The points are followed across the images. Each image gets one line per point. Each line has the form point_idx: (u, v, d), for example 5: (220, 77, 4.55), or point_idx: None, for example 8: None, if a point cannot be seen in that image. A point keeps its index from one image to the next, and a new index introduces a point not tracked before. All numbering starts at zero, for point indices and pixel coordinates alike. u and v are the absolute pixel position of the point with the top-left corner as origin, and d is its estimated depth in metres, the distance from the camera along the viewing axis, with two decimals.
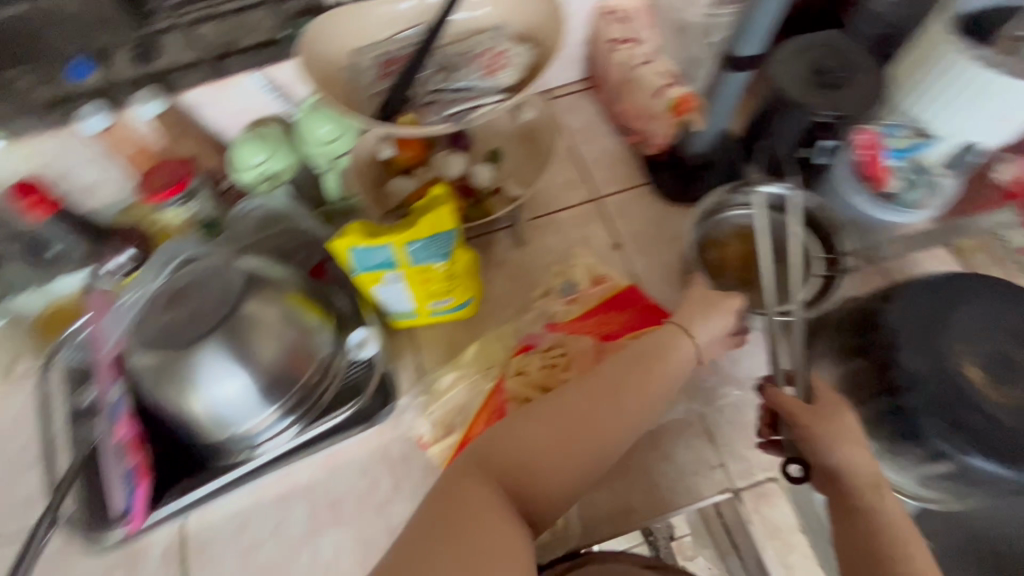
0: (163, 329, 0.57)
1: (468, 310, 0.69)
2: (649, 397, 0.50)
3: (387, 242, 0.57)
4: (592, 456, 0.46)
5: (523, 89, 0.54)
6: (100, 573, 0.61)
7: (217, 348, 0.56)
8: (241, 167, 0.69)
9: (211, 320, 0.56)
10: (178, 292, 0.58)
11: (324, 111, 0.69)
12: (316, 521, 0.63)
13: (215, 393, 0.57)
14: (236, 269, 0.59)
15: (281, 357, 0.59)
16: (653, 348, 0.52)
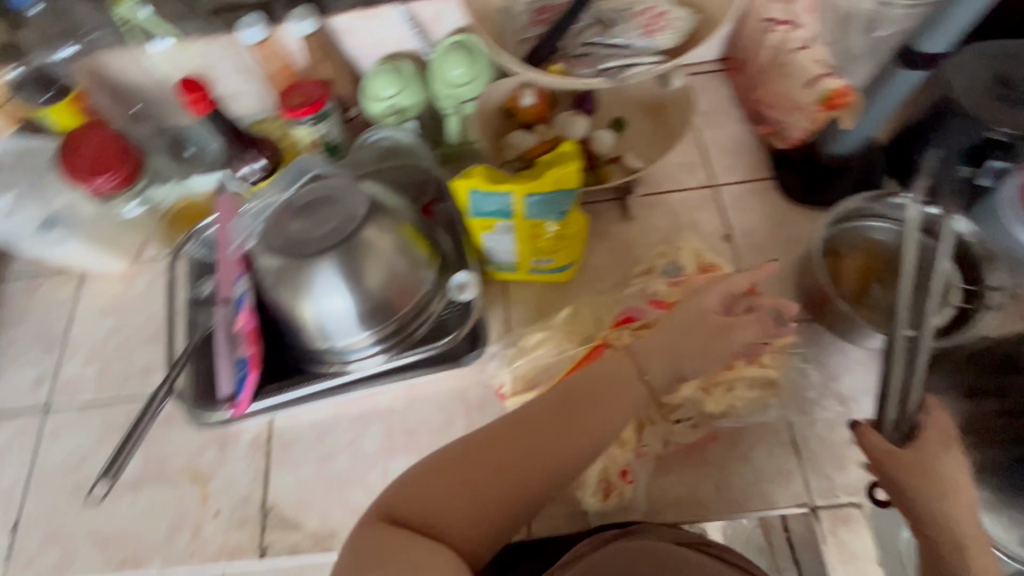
0: (289, 237, 0.60)
1: (565, 274, 0.69)
2: (584, 435, 0.49)
3: (509, 191, 0.57)
4: (522, 492, 0.46)
5: (681, 55, 0.52)
6: (196, 446, 0.67)
7: (335, 264, 0.59)
8: (372, 98, 0.71)
9: (334, 236, 0.59)
10: (305, 205, 0.61)
11: (461, 54, 0.69)
12: (390, 444, 0.65)
13: (326, 305, 0.60)
14: (360, 192, 0.62)
15: (389, 284, 0.61)
16: (599, 383, 0.52)
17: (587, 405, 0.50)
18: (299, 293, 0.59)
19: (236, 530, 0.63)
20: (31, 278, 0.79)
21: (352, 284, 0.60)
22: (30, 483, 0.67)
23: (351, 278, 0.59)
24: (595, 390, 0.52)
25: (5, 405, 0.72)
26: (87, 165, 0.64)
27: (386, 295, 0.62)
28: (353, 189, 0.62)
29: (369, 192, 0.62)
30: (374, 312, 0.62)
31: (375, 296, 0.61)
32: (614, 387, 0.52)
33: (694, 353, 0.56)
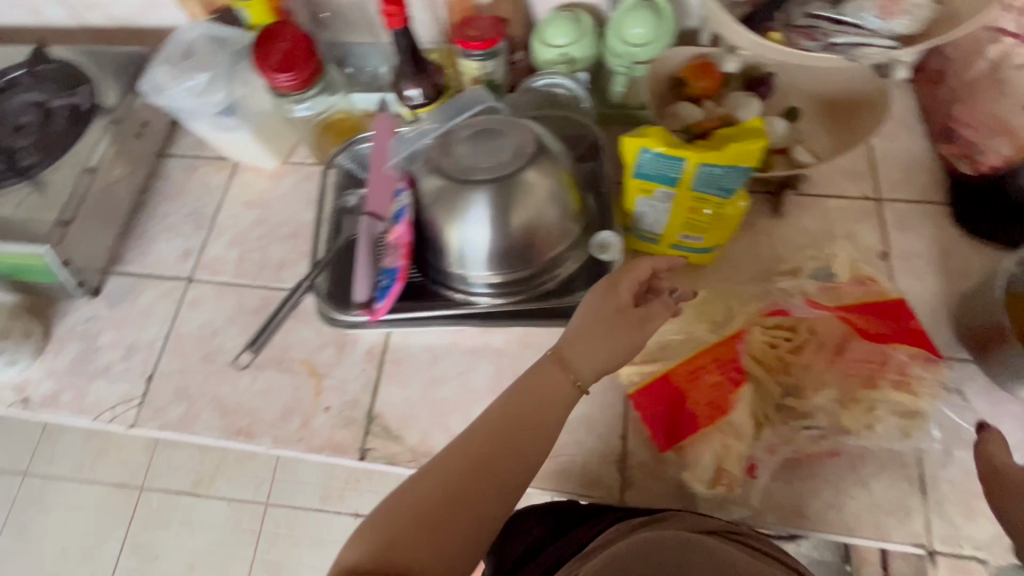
0: (451, 162, 0.61)
1: (705, 257, 0.66)
2: (532, 449, 0.50)
3: (683, 157, 0.55)
4: (477, 520, 0.45)
5: (916, 45, 0.49)
6: (316, 343, 0.71)
7: (492, 196, 0.59)
8: (544, 44, 0.71)
9: (495, 170, 0.60)
10: (472, 136, 0.62)
11: (645, 12, 0.67)
12: (497, 384, 0.67)
13: (474, 234, 0.61)
14: (527, 132, 0.62)
15: (536, 229, 0.61)
16: (534, 402, 0.52)
17: (544, 412, 0.51)
18: (451, 217, 0.61)
19: (341, 428, 0.66)
20: (190, 160, 0.85)
21: (502, 219, 0.60)
22: (167, 342, 0.74)
23: (503, 214, 0.60)
24: (534, 406, 0.52)
25: (155, 269, 0.78)
26: (277, 59, 0.66)
27: (531, 238, 0.62)
28: (521, 128, 0.62)
29: (535, 133, 0.62)
30: (516, 252, 0.62)
31: (521, 236, 0.61)
32: (545, 387, 0.53)
33: (603, 343, 0.54)
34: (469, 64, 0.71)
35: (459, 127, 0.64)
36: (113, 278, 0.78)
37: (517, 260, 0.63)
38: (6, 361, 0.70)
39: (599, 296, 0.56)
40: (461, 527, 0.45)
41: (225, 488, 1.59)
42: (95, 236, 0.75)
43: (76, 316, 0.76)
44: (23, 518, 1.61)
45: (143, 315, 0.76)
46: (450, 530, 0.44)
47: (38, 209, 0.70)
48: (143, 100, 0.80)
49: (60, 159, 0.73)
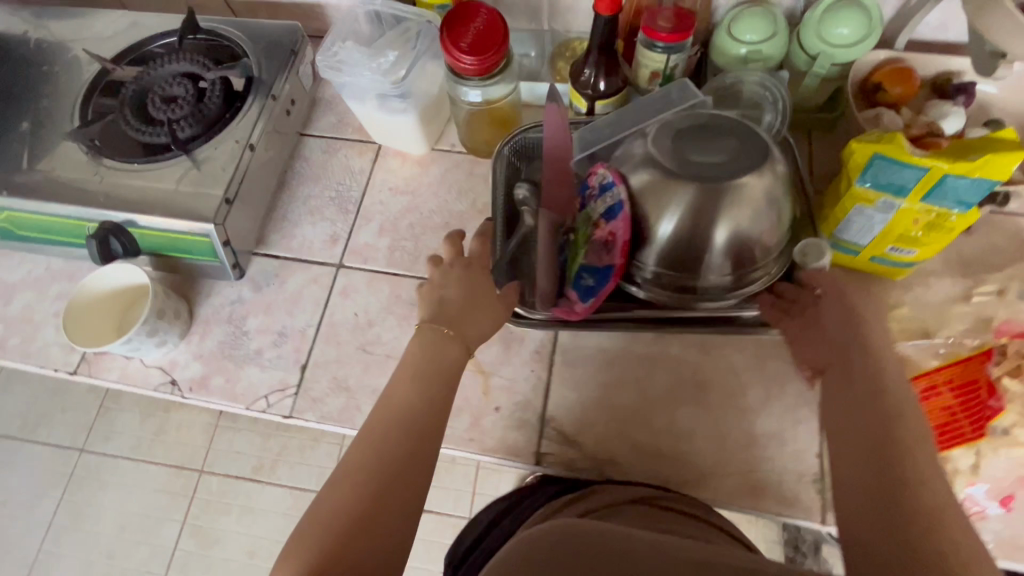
0: (660, 156, 0.59)
1: (905, 271, 0.63)
2: (439, 402, 0.53)
3: (927, 166, 0.52)
4: (410, 477, 0.48)
5: None
6: None
7: (703, 193, 0.57)
8: (734, 38, 0.68)
9: (717, 167, 0.57)
10: (681, 129, 0.60)
11: (857, 10, 0.63)
12: (678, 393, 0.64)
13: (681, 228, 0.59)
14: (742, 129, 0.59)
15: (752, 231, 0.58)
16: (431, 367, 0.54)
17: (446, 375, 0.54)
18: (657, 211, 0.59)
19: (514, 429, 0.64)
20: (331, 141, 0.82)
21: (714, 217, 0.57)
22: (319, 331, 0.71)
23: (714, 212, 0.57)
24: (432, 370, 0.54)
25: (301, 253, 0.75)
26: (468, 40, 0.63)
27: (739, 239, 0.58)
28: (736, 123, 0.60)
29: (751, 130, 0.59)
30: (721, 254, 0.59)
31: (730, 238, 0.58)
32: (445, 359, 0.55)
33: (488, 312, 0.58)
34: (654, 55, 0.68)
35: (664, 120, 0.62)
36: (259, 260, 0.75)
37: (721, 264, 0.60)
38: (158, 341, 0.68)
39: (474, 275, 0.59)
40: (398, 504, 0.46)
41: (287, 475, 1.56)
42: (247, 215, 0.72)
43: (221, 297, 0.73)
44: (78, 496, 1.57)
45: (292, 301, 0.73)
46: (396, 499, 0.46)
47: (200, 184, 0.67)
48: (293, 76, 0.77)
49: (220, 135, 0.70)
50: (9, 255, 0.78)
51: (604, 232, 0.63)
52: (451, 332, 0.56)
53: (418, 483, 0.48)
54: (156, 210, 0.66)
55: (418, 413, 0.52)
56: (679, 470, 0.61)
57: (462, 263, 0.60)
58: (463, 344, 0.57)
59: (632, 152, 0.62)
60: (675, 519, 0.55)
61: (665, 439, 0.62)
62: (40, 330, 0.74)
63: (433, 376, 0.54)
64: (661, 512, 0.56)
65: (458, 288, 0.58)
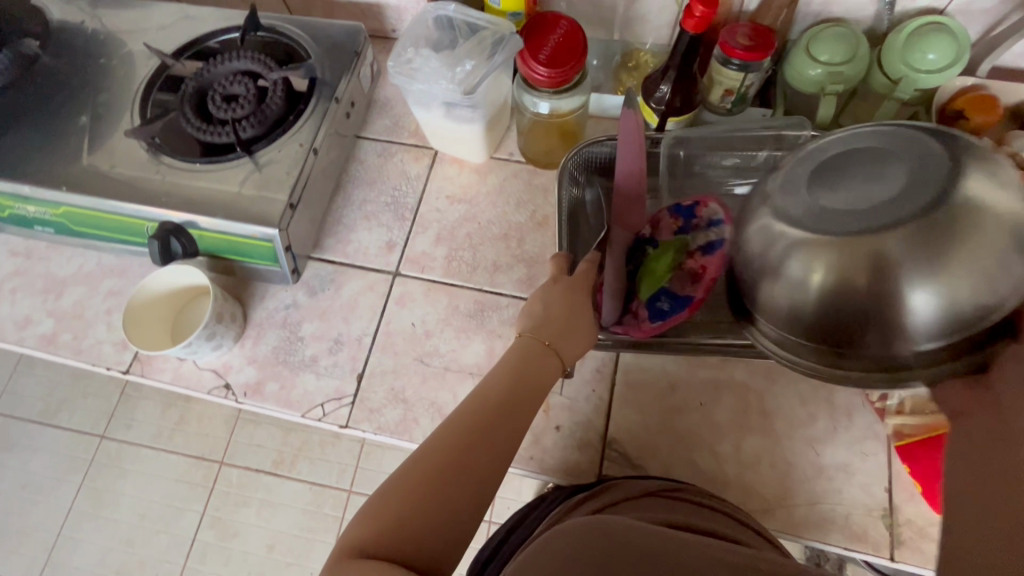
0: (820, 201, 0.48)
1: None
2: (529, 398, 0.53)
3: None
4: (487, 463, 0.48)
5: None
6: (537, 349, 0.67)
7: (898, 244, 0.44)
8: (813, 58, 0.67)
9: (903, 210, 0.45)
10: (835, 166, 0.49)
11: (946, 36, 0.62)
12: (744, 420, 0.63)
13: (868, 295, 0.46)
14: (924, 152, 0.47)
15: (973, 285, 0.44)
16: (523, 366, 0.55)
17: (538, 377, 0.55)
18: (820, 273, 0.47)
19: (575, 450, 0.63)
20: (386, 145, 0.81)
21: (913, 275, 0.44)
22: (375, 340, 0.70)
23: (913, 268, 0.44)
24: (525, 370, 0.54)
25: (356, 259, 0.74)
26: (546, 52, 0.62)
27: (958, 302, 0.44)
28: (911, 146, 0.48)
29: (939, 154, 0.46)
30: (932, 325, 0.45)
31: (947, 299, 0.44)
32: (541, 371, 0.55)
33: (585, 331, 0.58)
34: (730, 72, 0.67)
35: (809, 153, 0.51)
36: (314, 264, 0.74)
37: (931, 337, 0.46)
38: (214, 345, 0.67)
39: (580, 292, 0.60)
40: (472, 489, 0.46)
41: (307, 471, 1.54)
42: (306, 220, 0.71)
43: (275, 301, 0.72)
44: (98, 482, 1.56)
45: (347, 308, 0.72)
46: (469, 477, 0.46)
47: (264, 187, 0.66)
48: (354, 78, 0.76)
49: (282, 136, 0.69)
50: (61, 248, 0.77)
51: (694, 264, 0.64)
52: (548, 345, 0.57)
53: (494, 470, 0.48)
54: (219, 213, 0.65)
55: (510, 406, 0.52)
56: (745, 499, 0.60)
57: (563, 281, 0.60)
58: (561, 361, 0.57)
59: (773, 200, 0.51)
60: (714, 517, 0.52)
61: (730, 467, 0.61)
62: (92, 327, 0.73)
63: (527, 374, 0.54)
64: (694, 507, 0.53)
65: (563, 304, 0.58)
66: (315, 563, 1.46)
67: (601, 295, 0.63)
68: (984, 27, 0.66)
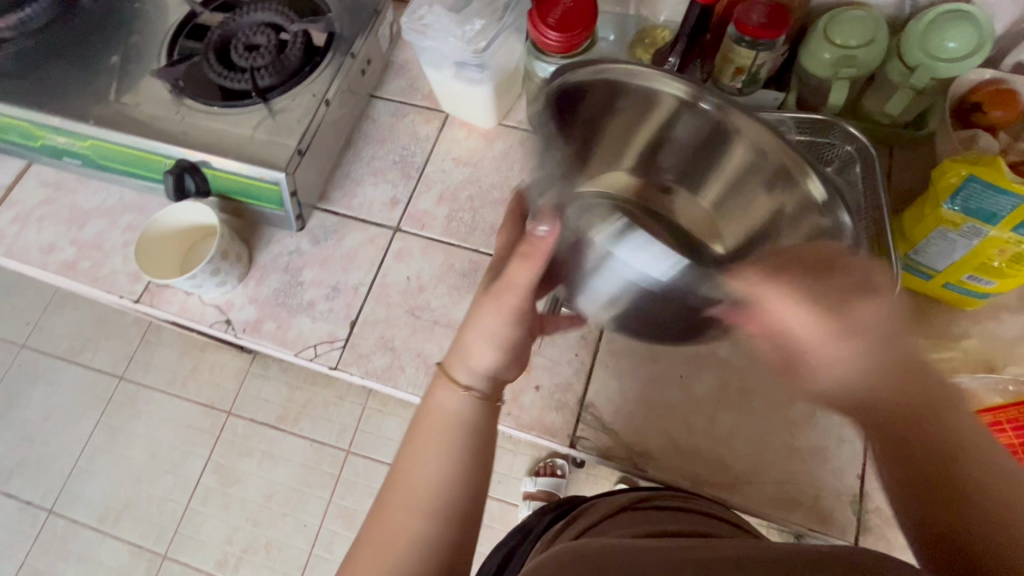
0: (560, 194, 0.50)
1: (976, 304, 0.61)
2: (462, 449, 0.50)
3: None
4: (431, 535, 0.46)
5: None
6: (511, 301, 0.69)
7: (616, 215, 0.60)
8: (828, 42, 0.66)
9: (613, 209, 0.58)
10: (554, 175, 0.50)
11: (967, 23, 0.60)
12: (722, 397, 0.63)
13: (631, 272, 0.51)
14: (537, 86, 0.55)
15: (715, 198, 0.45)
16: (443, 415, 0.51)
17: (461, 426, 0.50)
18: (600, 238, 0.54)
19: (553, 410, 0.64)
20: (399, 105, 0.83)
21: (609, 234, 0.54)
22: (371, 290, 0.72)
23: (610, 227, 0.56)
24: (445, 421, 0.50)
25: (361, 213, 0.77)
26: (556, 16, 0.62)
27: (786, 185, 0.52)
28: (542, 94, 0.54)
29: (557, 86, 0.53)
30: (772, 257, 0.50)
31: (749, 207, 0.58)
32: (459, 412, 0.51)
33: (487, 346, 0.52)
34: (743, 50, 0.66)
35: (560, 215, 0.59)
36: (320, 214, 0.76)
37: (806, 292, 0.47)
38: (219, 281, 0.70)
39: (503, 320, 0.52)
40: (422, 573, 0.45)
41: (309, 428, 1.59)
42: (315, 169, 0.74)
43: (280, 246, 0.75)
44: (114, 421, 1.64)
45: (347, 258, 0.74)
46: (414, 556, 0.45)
47: (275, 134, 0.69)
48: (371, 36, 0.78)
49: (297, 86, 0.72)
50: (87, 182, 0.81)
51: None
52: (458, 380, 0.52)
53: (441, 538, 0.47)
54: (231, 154, 0.68)
55: (440, 462, 0.49)
56: (715, 473, 0.60)
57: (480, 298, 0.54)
58: (469, 388, 0.52)
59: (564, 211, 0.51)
60: (687, 519, 0.52)
61: (703, 441, 0.62)
62: (109, 257, 0.77)
63: (448, 422, 0.50)
64: (665, 515, 0.53)
65: (485, 339, 0.52)
66: (309, 516, 1.52)
67: None
68: (1012, 20, 0.64)
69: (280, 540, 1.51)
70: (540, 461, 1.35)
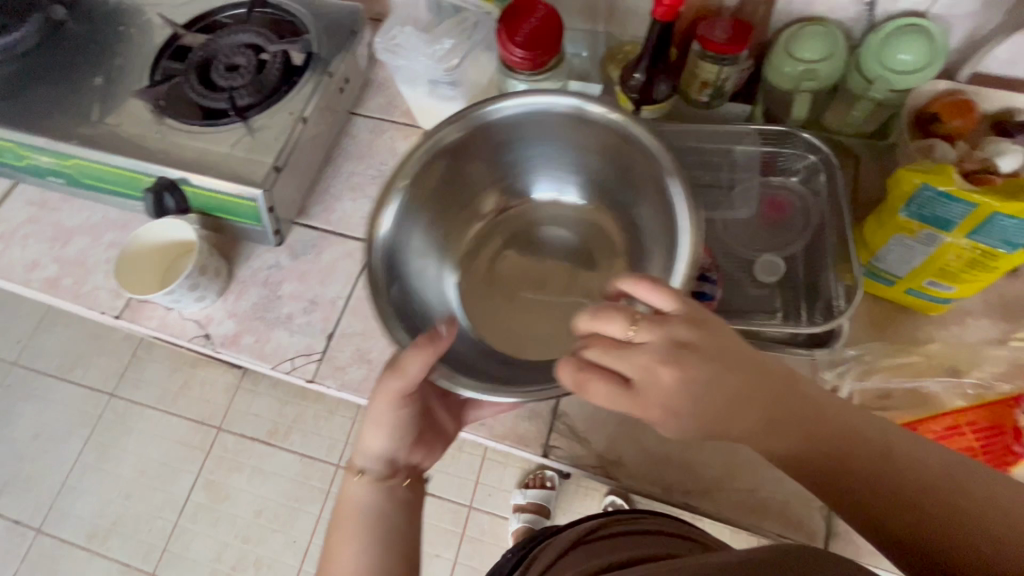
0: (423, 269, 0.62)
1: (941, 306, 0.62)
2: (376, 530, 0.50)
3: (977, 204, 0.51)
4: None
5: None
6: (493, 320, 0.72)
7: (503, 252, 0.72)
8: (789, 56, 0.67)
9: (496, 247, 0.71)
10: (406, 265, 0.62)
11: (920, 38, 0.62)
12: None
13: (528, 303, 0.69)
14: (380, 206, 0.61)
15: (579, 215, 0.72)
16: (349, 511, 0.51)
17: (365, 515, 0.50)
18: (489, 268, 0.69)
19: (526, 420, 0.65)
20: (378, 122, 0.84)
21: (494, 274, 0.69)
22: (348, 303, 0.73)
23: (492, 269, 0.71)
24: (348, 515, 0.51)
25: (339, 227, 0.78)
26: (523, 34, 0.64)
27: (613, 149, 0.65)
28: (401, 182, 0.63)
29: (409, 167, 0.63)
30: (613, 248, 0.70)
31: (575, 172, 0.71)
32: (362, 502, 0.51)
33: (380, 432, 0.52)
34: (709, 65, 0.68)
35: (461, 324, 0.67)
36: (299, 229, 0.78)
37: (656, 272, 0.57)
38: (197, 296, 0.71)
39: (391, 409, 0.50)
40: None
41: (299, 443, 1.58)
42: (293, 185, 0.75)
43: (260, 261, 0.76)
44: (104, 437, 1.64)
45: (325, 271, 0.75)
46: None
47: (253, 152, 0.71)
48: (349, 56, 0.80)
49: (275, 105, 0.73)
50: (71, 200, 0.83)
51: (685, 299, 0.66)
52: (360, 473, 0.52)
53: None
54: (209, 172, 0.69)
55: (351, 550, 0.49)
56: (685, 479, 0.61)
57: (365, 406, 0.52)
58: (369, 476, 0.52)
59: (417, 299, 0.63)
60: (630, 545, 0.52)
61: (673, 448, 0.62)
62: (91, 274, 0.78)
63: (354, 515, 0.50)
64: (610, 543, 0.52)
65: (374, 427, 0.52)
66: (299, 531, 1.51)
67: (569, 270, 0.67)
68: (967, 33, 0.66)
69: (269, 556, 1.50)
70: (529, 473, 1.35)
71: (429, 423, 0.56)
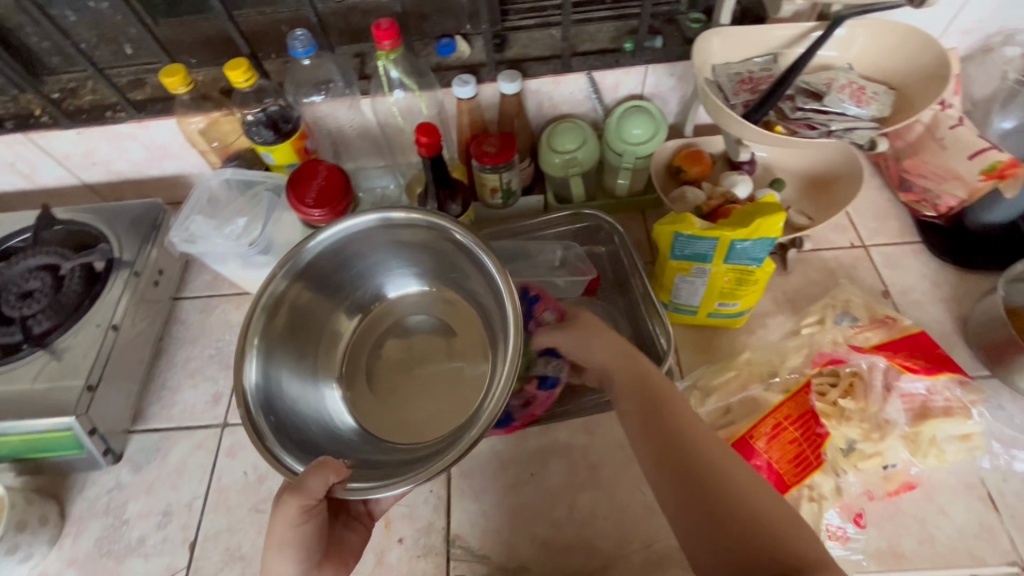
0: (304, 435, 0.59)
1: (740, 320, 0.72)
2: None
3: (717, 238, 0.61)
4: None
5: (893, 125, 0.61)
6: (424, 419, 0.67)
7: (378, 356, 0.73)
8: (553, 151, 0.78)
9: (372, 356, 0.73)
10: (292, 423, 0.59)
11: (641, 116, 0.75)
12: (573, 480, 0.66)
13: (416, 400, 0.69)
14: (240, 358, 0.57)
15: (440, 296, 0.75)
16: None
17: None
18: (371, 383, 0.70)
19: (421, 558, 0.63)
20: (207, 300, 0.84)
21: (379, 384, 0.71)
22: (207, 500, 0.68)
23: (376, 377, 0.71)
24: None
25: (183, 420, 0.73)
26: (312, 195, 0.68)
27: (429, 243, 0.67)
28: (258, 329, 0.60)
29: (253, 311, 0.59)
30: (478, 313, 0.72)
31: (405, 266, 0.72)
32: None
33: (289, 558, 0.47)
34: (490, 174, 0.75)
35: (356, 431, 0.66)
36: (137, 437, 0.72)
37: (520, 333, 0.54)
38: (21, 558, 0.62)
39: (290, 527, 0.48)
40: None
41: None
42: (119, 395, 0.71)
43: (96, 487, 0.69)
44: None
45: (175, 474, 0.70)
46: None
47: (60, 376, 0.66)
48: (157, 248, 0.80)
49: (80, 321, 0.70)
50: None
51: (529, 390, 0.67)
52: None
53: None
54: (10, 416, 0.63)
55: None
56: (588, 562, 0.61)
57: (279, 523, 0.47)
58: None
59: (313, 441, 0.60)
60: None
61: (569, 530, 0.63)
62: None
63: None
64: None
65: (282, 557, 0.47)
66: None
67: (493, 325, 0.67)
68: (678, 99, 0.82)
69: None
70: None
71: (336, 542, 0.54)
